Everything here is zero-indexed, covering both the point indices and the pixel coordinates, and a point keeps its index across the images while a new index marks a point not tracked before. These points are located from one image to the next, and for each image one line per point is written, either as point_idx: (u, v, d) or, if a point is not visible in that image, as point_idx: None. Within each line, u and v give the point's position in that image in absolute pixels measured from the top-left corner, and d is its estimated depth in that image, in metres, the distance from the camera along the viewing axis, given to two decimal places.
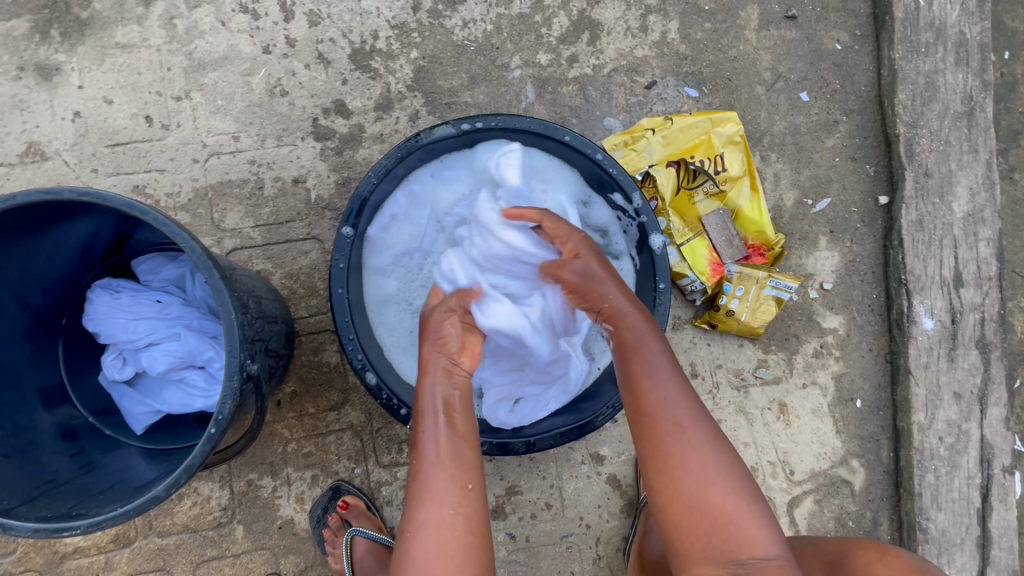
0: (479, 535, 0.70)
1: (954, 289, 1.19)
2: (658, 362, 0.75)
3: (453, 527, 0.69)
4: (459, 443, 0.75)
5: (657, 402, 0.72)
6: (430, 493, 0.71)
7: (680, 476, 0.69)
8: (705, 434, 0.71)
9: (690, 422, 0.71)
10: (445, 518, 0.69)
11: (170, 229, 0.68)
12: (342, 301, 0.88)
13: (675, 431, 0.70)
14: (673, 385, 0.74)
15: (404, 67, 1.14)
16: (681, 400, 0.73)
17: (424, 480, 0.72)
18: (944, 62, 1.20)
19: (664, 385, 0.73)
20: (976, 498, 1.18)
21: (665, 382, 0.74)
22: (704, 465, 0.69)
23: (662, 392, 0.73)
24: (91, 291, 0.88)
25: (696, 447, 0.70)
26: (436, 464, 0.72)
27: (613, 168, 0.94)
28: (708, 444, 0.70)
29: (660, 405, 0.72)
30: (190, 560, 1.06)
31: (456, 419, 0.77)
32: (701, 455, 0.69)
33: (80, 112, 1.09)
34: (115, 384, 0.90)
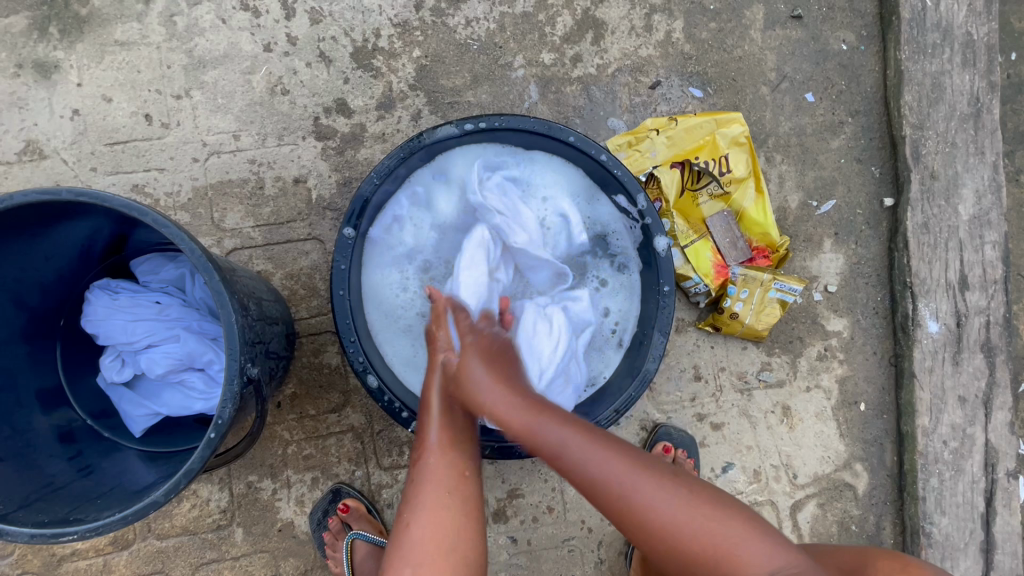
0: (473, 515, 0.72)
1: (960, 292, 1.18)
2: (562, 432, 0.72)
3: (449, 509, 0.71)
4: (458, 435, 0.78)
5: (587, 470, 0.69)
6: (427, 479, 0.73)
7: (645, 527, 0.67)
8: (644, 470, 0.70)
9: (625, 466, 0.70)
10: (443, 501, 0.72)
11: (169, 231, 0.67)
12: (343, 303, 0.88)
13: (618, 486, 0.69)
14: (586, 447, 0.71)
15: (406, 66, 1.13)
16: (608, 453, 0.70)
17: (423, 468, 0.75)
18: (951, 63, 1.19)
19: (585, 453, 0.70)
20: (980, 503, 1.18)
21: (580, 450, 0.70)
22: (657, 502, 0.67)
23: (582, 463, 0.70)
24: (89, 292, 0.87)
25: (641, 488, 0.68)
26: (438, 452, 0.75)
27: (618, 169, 0.93)
28: (653, 478, 0.69)
29: (588, 475, 0.69)
30: (189, 563, 1.05)
31: (456, 413, 0.80)
32: (651, 496, 0.68)
33: (78, 110, 1.08)
34: (113, 386, 0.89)
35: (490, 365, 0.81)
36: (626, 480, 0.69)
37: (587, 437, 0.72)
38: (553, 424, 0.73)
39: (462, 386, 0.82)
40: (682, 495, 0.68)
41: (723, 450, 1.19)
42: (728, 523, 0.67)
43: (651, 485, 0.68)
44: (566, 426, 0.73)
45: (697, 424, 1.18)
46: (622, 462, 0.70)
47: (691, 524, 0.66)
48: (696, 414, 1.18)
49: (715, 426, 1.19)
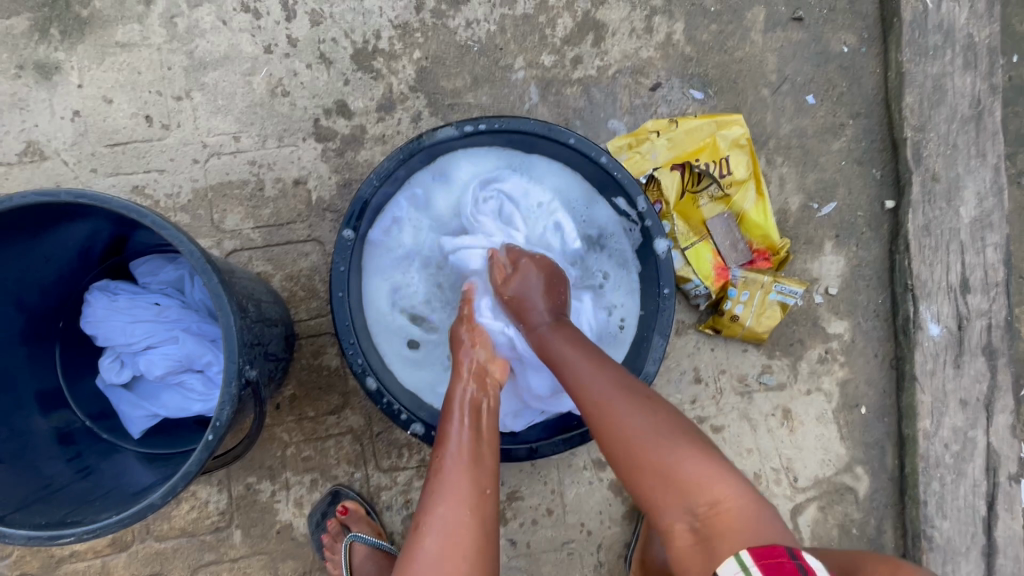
0: (493, 541, 0.69)
1: (962, 295, 1.17)
2: (563, 347, 0.79)
3: (468, 527, 0.68)
4: (480, 449, 0.76)
5: (578, 378, 0.74)
6: (445, 492, 0.71)
7: (619, 440, 0.69)
8: (626, 394, 0.71)
9: (610, 389, 0.72)
10: (462, 518, 0.69)
11: (168, 233, 0.66)
12: (342, 304, 0.87)
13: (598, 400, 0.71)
14: (581, 360, 0.76)
15: (406, 67, 1.13)
16: (598, 371, 0.74)
17: (444, 480, 0.73)
18: (952, 65, 1.18)
19: (579, 364, 0.75)
20: (982, 507, 1.17)
21: (575, 364, 0.76)
22: (633, 422, 0.69)
23: (573, 370, 0.75)
24: (89, 294, 0.87)
25: (620, 407, 0.70)
26: (458, 463, 0.73)
27: (618, 171, 0.92)
28: (635, 405, 0.70)
29: (576, 382, 0.74)
30: (188, 565, 1.05)
31: (481, 423, 0.79)
32: (628, 416, 0.70)
33: (79, 112, 1.08)
34: (112, 388, 0.89)
35: (541, 288, 0.87)
36: (608, 396, 0.71)
37: (584, 354, 0.77)
38: (558, 338, 0.81)
39: (484, 389, 0.82)
40: (661, 425, 0.69)
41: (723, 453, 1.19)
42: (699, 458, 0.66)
43: (632, 406, 0.70)
44: (569, 342, 0.79)
45: (697, 426, 1.18)
46: (610, 385, 0.73)
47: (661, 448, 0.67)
48: (696, 416, 1.18)
49: (715, 429, 1.19)
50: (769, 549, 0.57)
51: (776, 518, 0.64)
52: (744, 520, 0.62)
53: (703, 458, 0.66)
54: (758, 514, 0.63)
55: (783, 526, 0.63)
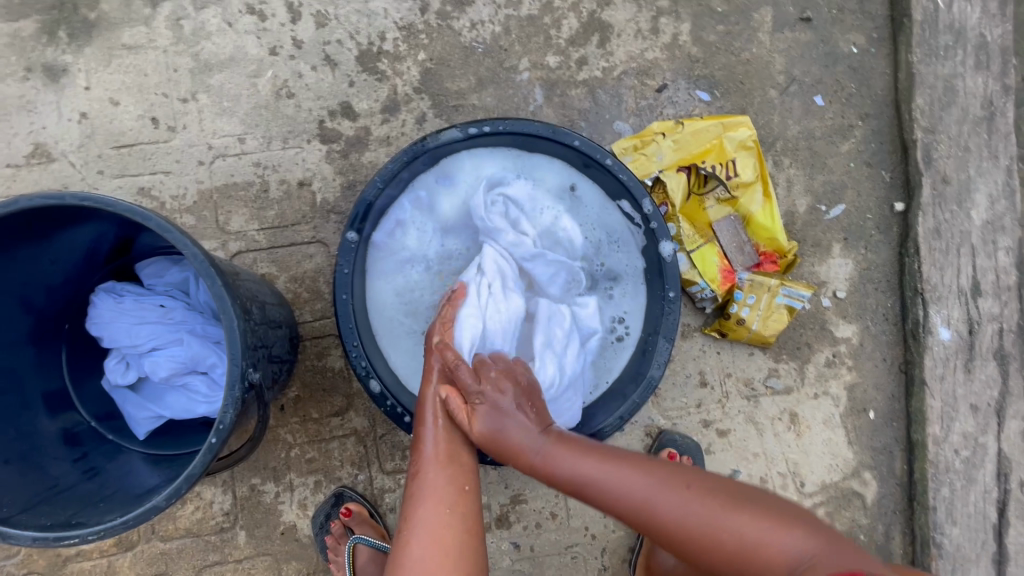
0: (477, 533, 0.71)
1: (972, 299, 1.17)
2: (572, 456, 0.73)
3: (450, 527, 0.69)
4: (455, 446, 0.77)
5: (607, 494, 0.71)
6: (426, 494, 0.72)
7: (679, 546, 0.68)
8: (656, 484, 0.70)
9: (638, 489, 0.70)
10: (442, 517, 0.70)
11: (172, 236, 0.66)
12: (346, 307, 0.88)
13: (641, 504, 0.70)
14: (602, 467, 0.72)
15: (411, 69, 1.13)
16: (623, 469, 0.72)
17: (424, 486, 0.73)
18: (963, 66, 1.17)
19: (603, 477, 0.72)
20: (992, 513, 1.16)
21: (599, 475, 0.72)
22: (676, 516, 0.68)
23: (594, 479, 0.72)
24: (95, 295, 0.87)
25: (664, 509, 0.68)
26: (435, 463, 0.74)
27: (623, 173, 0.92)
28: (671, 495, 0.69)
29: (609, 496, 0.71)
30: (192, 565, 1.05)
31: (456, 425, 0.79)
32: (672, 510, 0.68)
33: (86, 114, 1.09)
34: (117, 389, 0.90)
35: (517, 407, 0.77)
36: (646, 499, 0.69)
37: (601, 460, 0.73)
38: (562, 448, 0.74)
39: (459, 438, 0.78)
40: (708, 508, 0.67)
41: (728, 457, 1.18)
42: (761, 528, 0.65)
43: (672, 498, 0.69)
44: (576, 450, 0.74)
45: (703, 430, 1.17)
46: (638, 483, 0.71)
47: (725, 538, 0.65)
48: (701, 420, 1.17)
49: (721, 433, 1.18)
50: None
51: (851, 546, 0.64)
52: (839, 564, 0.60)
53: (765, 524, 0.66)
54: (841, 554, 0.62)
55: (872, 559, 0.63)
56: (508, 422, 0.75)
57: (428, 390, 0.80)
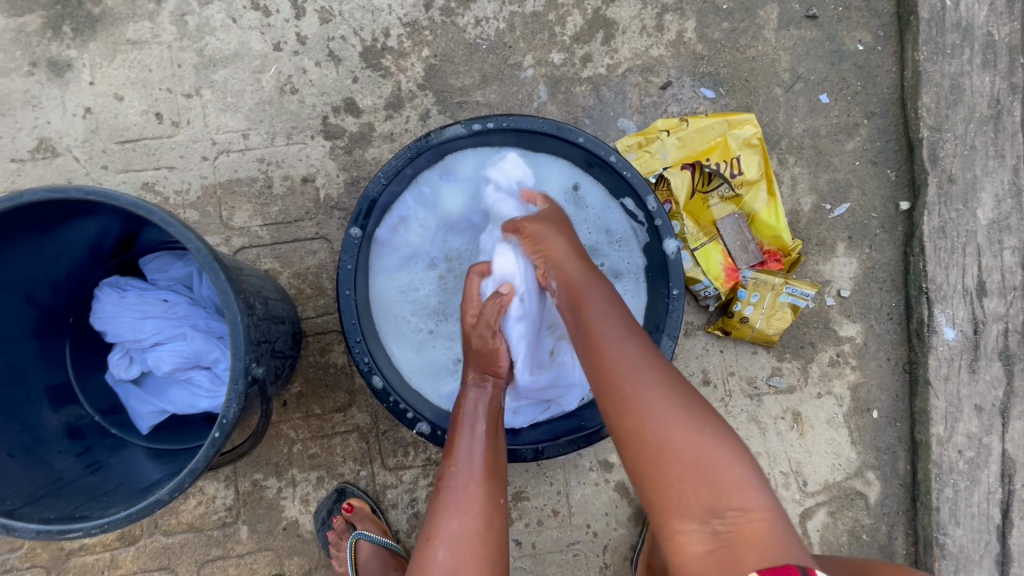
0: (503, 553, 0.70)
1: (977, 299, 1.16)
2: (600, 303, 0.71)
3: (483, 544, 0.68)
4: (496, 458, 0.76)
5: (606, 349, 0.67)
6: (455, 504, 0.71)
7: (638, 427, 0.62)
8: (658, 373, 0.65)
9: (641, 364, 0.66)
10: (475, 532, 0.69)
11: (176, 230, 0.67)
12: (349, 302, 0.88)
13: (623, 371, 0.66)
14: (621, 333, 0.68)
15: (415, 65, 1.13)
16: (635, 349, 0.67)
17: (457, 493, 0.72)
18: (970, 64, 1.17)
19: (614, 335, 0.68)
20: (996, 514, 1.15)
21: (613, 335, 0.68)
22: (656, 401, 0.63)
23: (603, 328, 0.69)
24: (99, 290, 0.87)
25: (649, 388, 0.64)
26: (471, 477, 0.73)
27: (627, 171, 0.91)
28: (663, 382, 0.64)
29: (603, 349, 0.68)
30: (194, 560, 1.06)
31: (493, 440, 0.78)
32: (655, 395, 0.63)
33: (91, 109, 1.09)
34: (121, 383, 0.90)
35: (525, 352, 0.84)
36: (635, 369, 0.65)
37: (627, 328, 0.69)
38: (596, 286, 0.74)
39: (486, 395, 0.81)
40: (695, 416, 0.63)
41: None
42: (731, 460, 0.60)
43: (659, 384, 0.64)
44: (606, 298, 0.72)
45: None
46: (642, 362, 0.66)
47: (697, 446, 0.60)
48: None
49: None
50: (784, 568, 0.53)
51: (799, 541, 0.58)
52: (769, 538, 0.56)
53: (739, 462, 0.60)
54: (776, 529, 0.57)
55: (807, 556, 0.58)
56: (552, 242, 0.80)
57: (467, 402, 0.80)
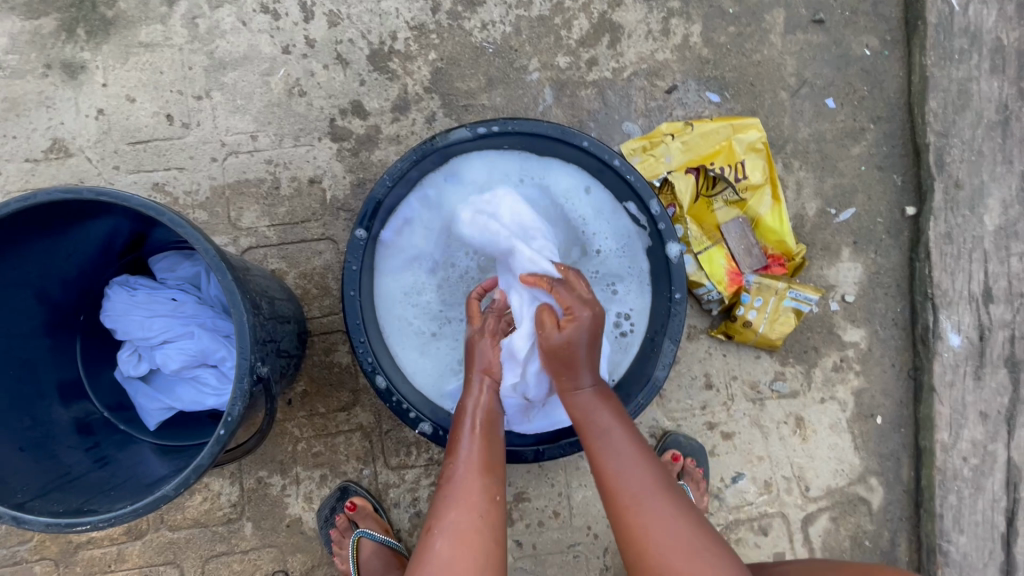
0: (500, 545, 0.71)
1: (984, 305, 1.16)
2: (611, 429, 0.78)
3: (479, 533, 0.70)
4: (493, 457, 0.77)
5: (615, 477, 0.75)
6: (454, 497, 0.73)
7: (646, 555, 0.71)
8: (662, 500, 0.74)
9: (649, 489, 0.74)
10: (472, 523, 0.71)
11: (185, 230, 0.68)
12: (354, 303, 0.89)
13: (632, 499, 0.74)
14: (631, 457, 0.76)
15: (422, 68, 1.14)
16: (643, 474, 0.75)
17: (455, 485, 0.74)
18: (978, 69, 1.16)
19: (621, 461, 0.76)
20: (1000, 522, 1.15)
21: (621, 461, 0.76)
22: (663, 526, 0.72)
23: (614, 456, 0.76)
24: (109, 288, 0.89)
25: (656, 514, 0.72)
26: (470, 470, 0.74)
27: (630, 175, 0.92)
28: (670, 510, 0.73)
29: (614, 478, 0.75)
30: (199, 555, 1.07)
31: (489, 436, 0.79)
32: (662, 524, 0.72)
33: (103, 110, 1.11)
34: (130, 380, 0.91)
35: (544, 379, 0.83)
36: (643, 495, 0.74)
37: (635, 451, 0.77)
38: (606, 410, 0.79)
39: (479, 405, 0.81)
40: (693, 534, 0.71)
41: (733, 460, 1.17)
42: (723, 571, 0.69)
43: (664, 507, 0.73)
44: (616, 423, 0.79)
45: (707, 432, 1.17)
46: (649, 487, 0.74)
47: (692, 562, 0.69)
48: (706, 422, 1.17)
49: (726, 435, 1.17)
50: None
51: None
52: None
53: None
54: None
55: None
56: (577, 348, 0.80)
57: (469, 401, 0.81)
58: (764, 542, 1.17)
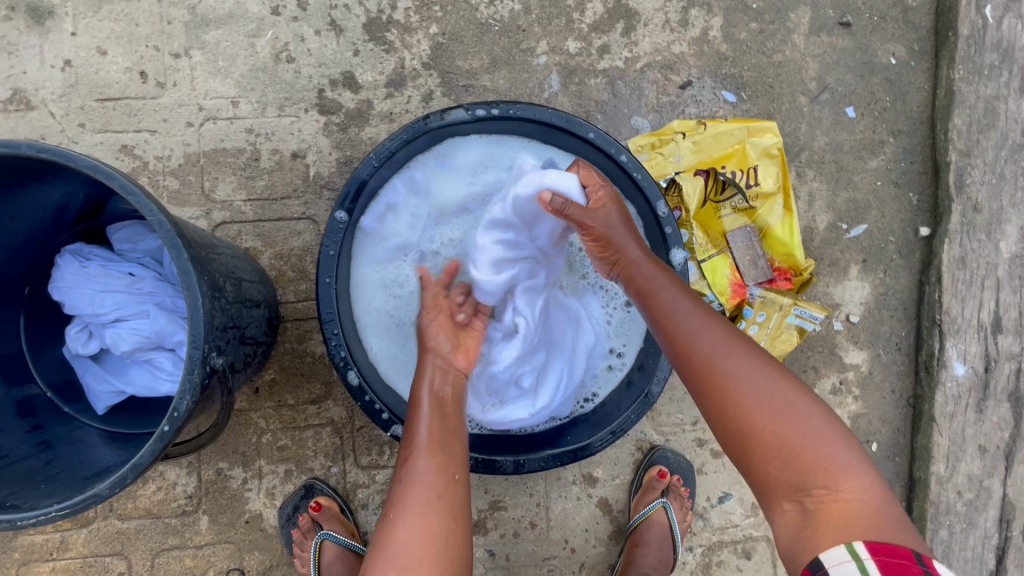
0: (463, 521, 0.66)
1: (992, 335, 1.11)
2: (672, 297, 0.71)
3: (436, 515, 0.65)
4: (450, 434, 0.71)
5: (683, 330, 0.68)
6: (411, 484, 0.67)
7: (726, 397, 0.64)
8: (733, 343, 0.67)
9: (722, 343, 0.67)
10: (430, 506, 0.65)
11: (138, 200, 0.60)
12: (328, 291, 0.81)
13: (704, 357, 0.66)
14: (694, 313, 0.70)
15: (421, 42, 1.06)
16: (715, 329, 0.68)
17: (411, 470, 0.68)
18: (1007, 88, 1.10)
19: (686, 315, 0.69)
20: (990, 560, 1.11)
21: (687, 315, 0.69)
22: (746, 383, 0.64)
23: (685, 324, 0.69)
24: (59, 257, 0.81)
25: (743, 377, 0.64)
26: (424, 453, 0.68)
27: (637, 172, 0.85)
28: (747, 363, 0.65)
29: (682, 339, 0.68)
30: (149, 547, 1.00)
31: (447, 414, 0.73)
32: (743, 371, 0.65)
33: (70, 62, 1.02)
34: (78, 358, 0.83)
35: (622, 222, 0.77)
36: (717, 354, 0.66)
37: (697, 307, 0.71)
38: (665, 279, 0.74)
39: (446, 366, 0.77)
40: (790, 401, 0.63)
41: (720, 479, 1.12)
42: (828, 437, 0.61)
43: (751, 364, 0.65)
44: (681, 291, 0.72)
45: (696, 449, 1.11)
46: (719, 340, 0.67)
47: (790, 428, 0.61)
48: (696, 439, 1.11)
49: (715, 453, 1.12)
50: (895, 550, 0.53)
51: (904, 517, 0.58)
52: (864, 508, 0.57)
53: (845, 443, 0.61)
54: (882, 507, 0.57)
55: (913, 530, 0.58)
56: (619, 232, 0.77)
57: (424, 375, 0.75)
58: (747, 565, 1.11)
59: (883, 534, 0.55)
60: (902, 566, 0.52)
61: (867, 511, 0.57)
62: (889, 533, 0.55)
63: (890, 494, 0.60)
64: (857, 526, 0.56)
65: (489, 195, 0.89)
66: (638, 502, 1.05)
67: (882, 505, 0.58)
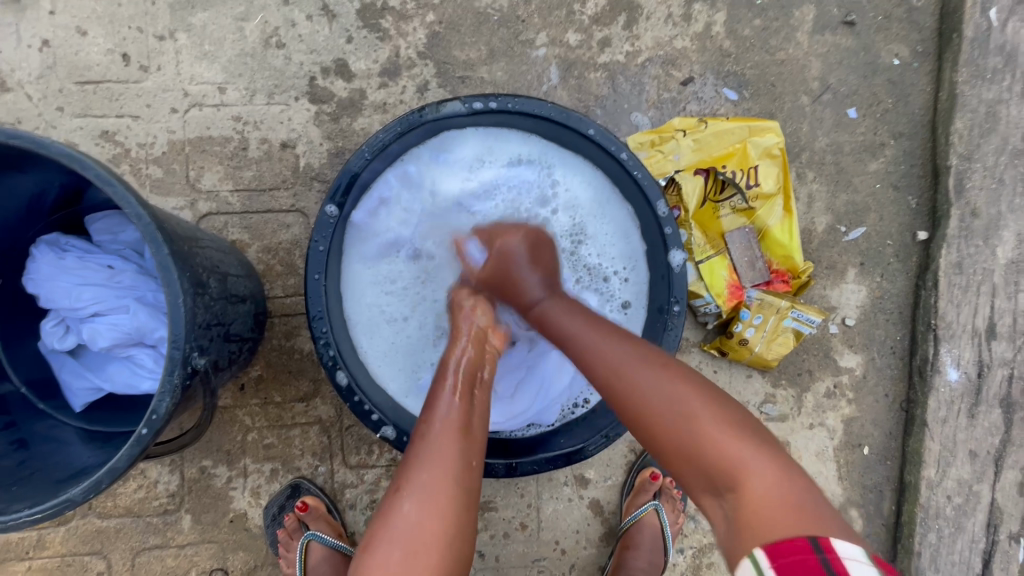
0: (473, 516, 0.62)
1: (986, 341, 1.09)
2: (576, 322, 0.74)
3: (449, 498, 0.61)
4: (472, 421, 0.68)
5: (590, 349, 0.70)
6: (427, 458, 0.63)
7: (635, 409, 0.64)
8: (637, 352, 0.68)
9: (621, 360, 0.67)
10: (445, 493, 0.61)
11: (115, 190, 0.57)
12: (317, 288, 0.78)
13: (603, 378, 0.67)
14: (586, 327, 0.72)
15: (417, 31, 1.02)
16: (614, 341, 0.69)
17: (428, 445, 0.65)
18: (1009, 91, 1.08)
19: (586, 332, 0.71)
20: (977, 564, 1.10)
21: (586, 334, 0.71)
22: (648, 391, 0.63)
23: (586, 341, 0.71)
24: (34, 248, 0.77)
25: (639, 385, 0.64)
26: (448, 434, 0.65)
27: (637, 170, 0.82)
28: (652, 374, 0.65)
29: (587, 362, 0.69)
30: (130, 547, 0.98)
31: (474, 400, 0.71)
32: (645, 386, 0.64)
33: (49, 41, 0.97)
34: (55, 352, 0.81)
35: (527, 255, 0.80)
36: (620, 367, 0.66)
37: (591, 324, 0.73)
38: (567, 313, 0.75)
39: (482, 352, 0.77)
40: (690, 403, 0.61)
41: None
42: (736, 441, 0.58)
43: (655, 375, 0.64)
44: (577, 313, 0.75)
45: None
46: (625, 356, 0.67)
47: (694, 435, 0.59)
48: None
49: None
50: (792, 541, 0.49)
51: (834, 517, 0.52)
52: (773, 502, 0.53)
53: (755, 443, 0.58)
54: (800, 502, 0.53)
55: (854, 534, 0.52)
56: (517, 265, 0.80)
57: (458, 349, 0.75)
58: None
59: (791, 527, 0.50)
60: (799, 561, 0.47)
61: (774, 505, 0.53)
62: (803, 524, 0.50)
63: (820, 493, 0.55)
64: (765, 521, 0.52)
65: (485, 192, 0.88)
66: (631, 504, 1.04)
67: (798, 499, 0.53)
